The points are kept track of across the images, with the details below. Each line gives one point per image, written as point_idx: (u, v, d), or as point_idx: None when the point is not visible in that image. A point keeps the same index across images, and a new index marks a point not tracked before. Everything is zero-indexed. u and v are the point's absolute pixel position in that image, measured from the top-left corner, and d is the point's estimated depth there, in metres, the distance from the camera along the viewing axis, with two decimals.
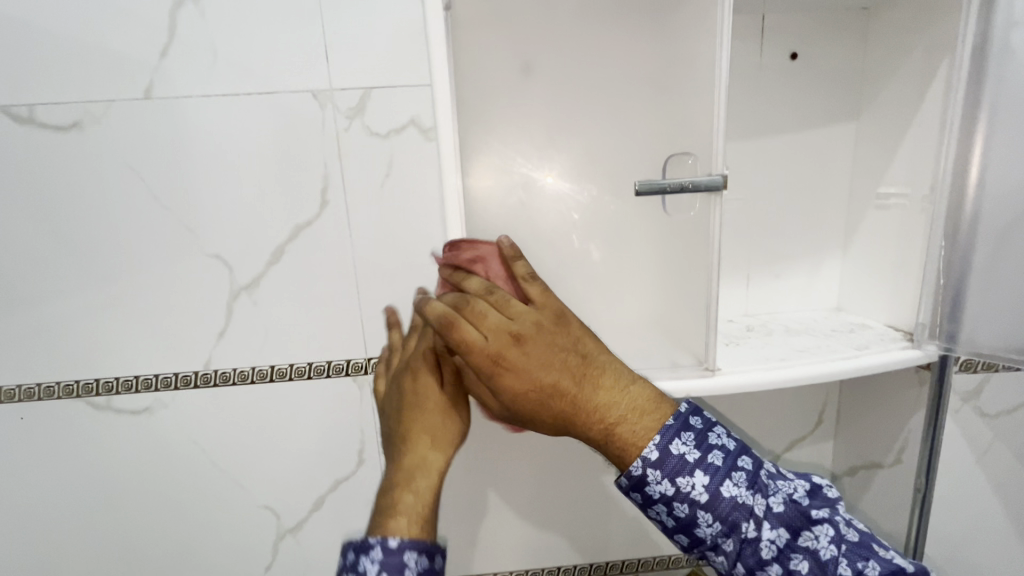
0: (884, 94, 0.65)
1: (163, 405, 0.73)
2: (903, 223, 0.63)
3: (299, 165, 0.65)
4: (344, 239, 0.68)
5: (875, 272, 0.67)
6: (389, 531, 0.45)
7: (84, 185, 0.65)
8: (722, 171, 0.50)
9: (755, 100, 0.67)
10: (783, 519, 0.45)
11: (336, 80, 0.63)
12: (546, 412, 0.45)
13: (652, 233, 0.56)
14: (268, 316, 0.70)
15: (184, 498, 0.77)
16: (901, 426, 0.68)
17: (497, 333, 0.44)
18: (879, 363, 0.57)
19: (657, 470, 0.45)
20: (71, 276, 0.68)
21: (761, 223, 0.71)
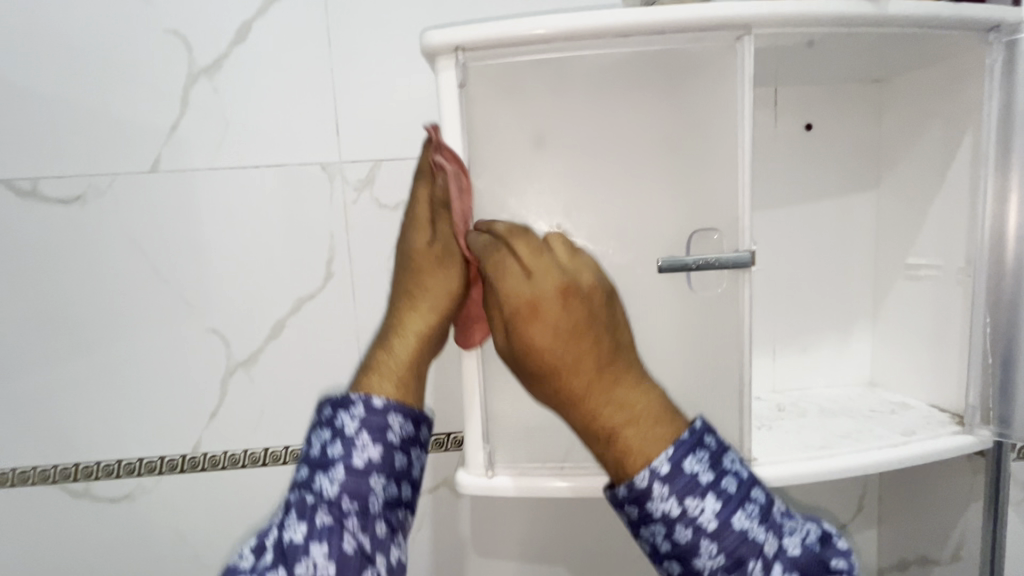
0: (905, 164, 0.63)
1: (145, 492, 0.67)
2: (937, 296, 0.59)
3: (305, 236, 0.63)
4: (348, 312, 0.65)
5: (910, 347, 0.63)
6: (374, 392, 0.47)
7: (81, 258, 0.63)
8: (750, 247, 0.47)
9: (771, 169, 0.66)
10: (795, 564, 0.41)
11: (347, 153, 0.62)
12: (556, 381, 0.43)
13: (676, 310, 0.53)
14: (265, 394, 0.66)
15: None
16: (956, 518, 0.62)
17: (545, 277, 0.44)
18: (930, 451, 0.52)
19: (665, 485, 0.41)
20: (58, 351, 0.64)
21: (784, 294, 0.68)
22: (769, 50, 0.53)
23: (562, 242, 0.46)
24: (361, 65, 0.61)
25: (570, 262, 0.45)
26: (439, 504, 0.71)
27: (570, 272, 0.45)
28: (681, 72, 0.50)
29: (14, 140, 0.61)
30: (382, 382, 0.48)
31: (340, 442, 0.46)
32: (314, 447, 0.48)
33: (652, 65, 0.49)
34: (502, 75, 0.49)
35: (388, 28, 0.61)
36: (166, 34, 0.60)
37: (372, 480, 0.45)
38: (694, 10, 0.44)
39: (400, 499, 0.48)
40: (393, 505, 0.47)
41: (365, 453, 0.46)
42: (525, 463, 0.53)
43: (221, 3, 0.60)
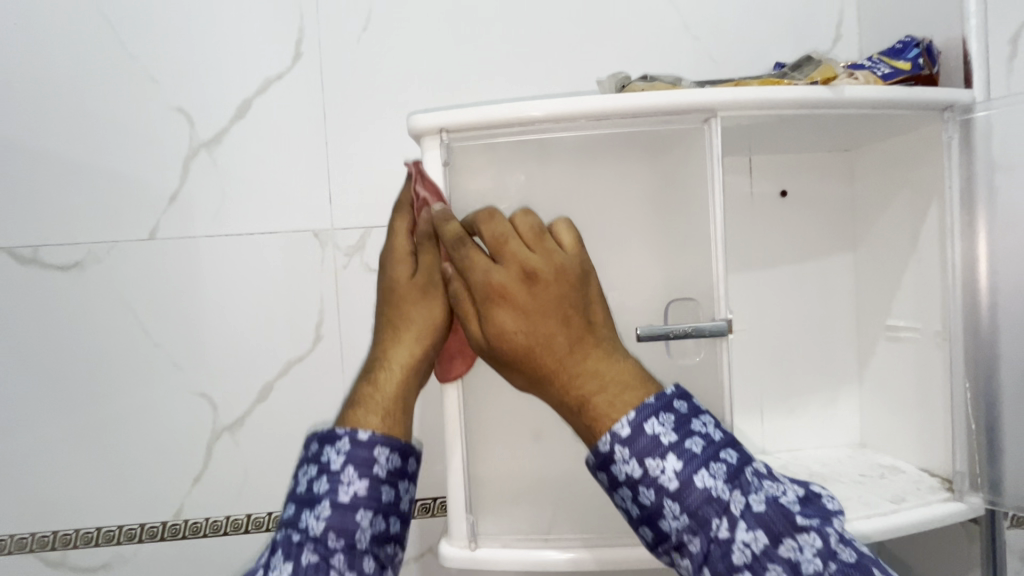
0: (878, 229, 0.65)
1: (123, 561, 0.66)
2: (919, 359, 0.60)
3: (296, 300, 0.65)
4: (336, 375, 0.65)
5: (897, 409, 0.63)
6: (359, 424, 0.45)
7: (76, 323, 0.64)
8: (726, 316, 0.48)
9: (750, 233, 0.68)
10: (762, 522, 0.38)
11: (339, 221, 0.65)
12: (528, 361, 0.44)
13: (658, 376, 0.53)
14: (251, 457, 0.65)
15: None
16: None
17: (510, 266, 0.44)
18: (919, 519, 0.51)
19: (625, 447, 0.41)
20: (44, 415, 0.64)
21: (769, 355, 0.68)
22: (739, 128, 0.56)
23: (527, 226, 0.46)
24: (354, 139, 0.65)
25: (538, 247, 0.45)
26: (425, 571, 0.69)
27: (539, 255, 0.45)
28: (657, 148, 0.53)
29: (20, 210, 0.64)
30: (370, 416, 0.46)
31: (325, 477, 0.43)
32: (301, 484, 0.44)
33: (627, 143, 0.52)
34: (487, 155, 0.52)
35: (381, 105, 0.65)
36: (171, 111, 0.64)
37: (359, 516, 0.42)
38: (664, 97, 0.47)
39: (389, 535, 0.44)
40: (382, 540, 0.43)
41: (351, 487, 0.43)
42: (510, 534, 0.53)
43: (224, 84, 0.64)
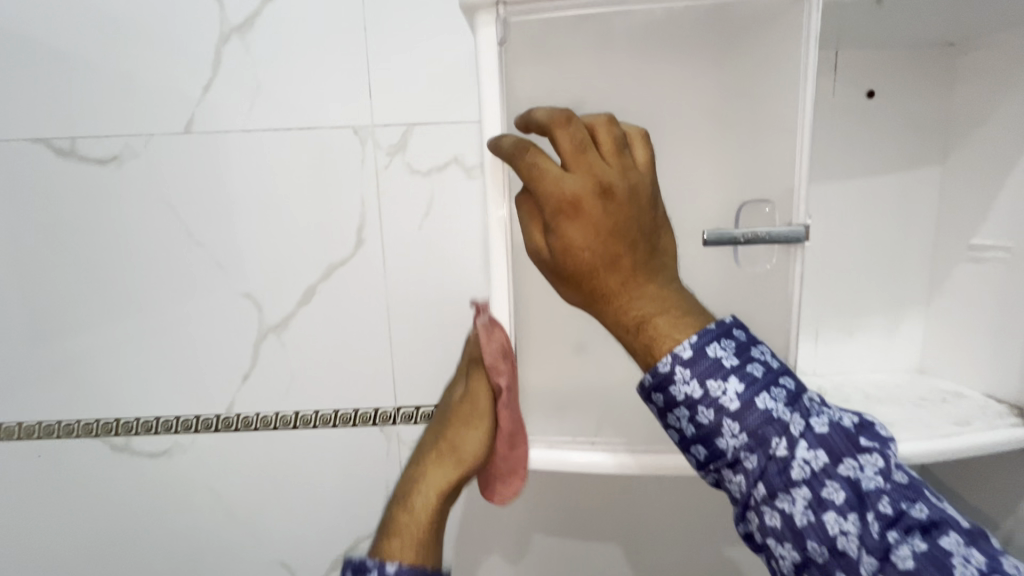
0: (976, 137, 0.58)
1: (181, 449, 0.69)
2: (1005, 279, 0.55)
3: (336, 201, 0.63)
4: (378, 280, 0.64)
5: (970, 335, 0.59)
6: (389, 552, 0.46)
7: (119, 220, 0.64)
8: (804, 221, 0.44)
9: (826, 139, 0.62)
10: (824, 442, 0.37)
11: (379, 117, 0.61)
12: (590, 279, 0.40)
13: (716, 288, 0.50)
14: (296, 357, 0.66)
15: (196, 548, 0.72)
16: (1004, 513, 0.58)
17: (585, 175, 0.39)
18: (988, 442, 0.49)
19: (686, 368, 0.38)
20: (98, 310, 0.66)
21: (832, 274, 0.64)
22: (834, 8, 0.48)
23: (610, 135, 0.40)
24: (395, 25, 0.59)
25: (614, 159, 0.40)
26: None
27: (614, 168, 0.39)
28: (735, 34, 0.47)
29: (53, 99, 0.61)
30: (402, 546, 0.47)
31: None
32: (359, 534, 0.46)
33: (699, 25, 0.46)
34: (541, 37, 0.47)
35: None
36: None
37: None
38: None
39: None
40: None
41: None
42: (554, 436, 0.53)
43: None
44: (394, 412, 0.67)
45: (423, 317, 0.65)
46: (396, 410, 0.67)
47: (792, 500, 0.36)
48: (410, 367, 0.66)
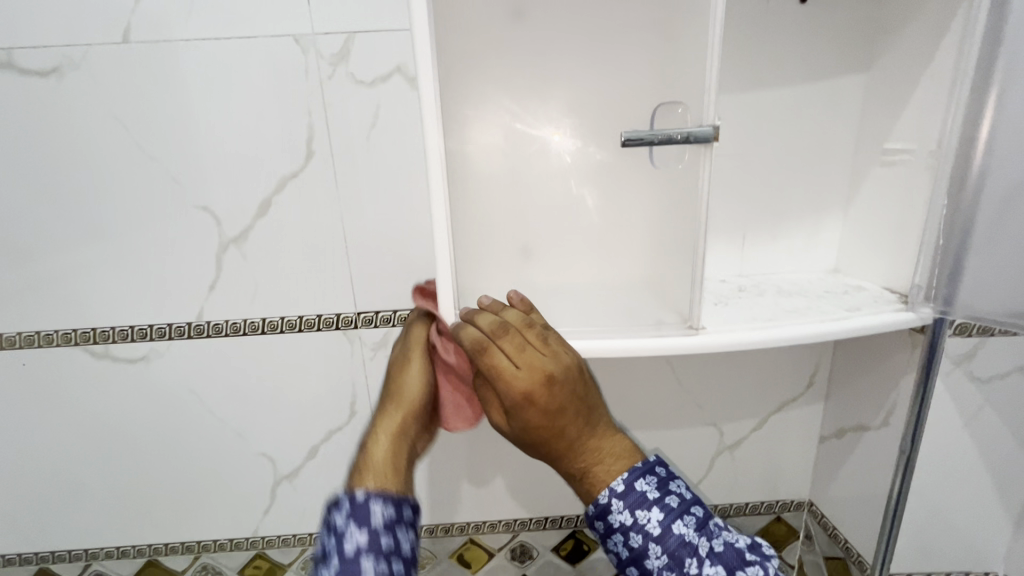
0: (897, 42, 0.60)
1: (159, 354, 0.74)
2: (909, 179, 0.60)
3: (283, 114, 0.64)
4: (331, 193, 0.67)
5: (875, 234, 0.65)
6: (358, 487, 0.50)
7: (69, 134, 0.64)
8: (713, 121, 0.48)
9: (760, 47, 0.63)
10: (721, 559, 0.47)
11: (319, 25, 0.61)
12: (546, 444, 0.50)
13: (637, 187, 0.56)
14: (258, 267, 0.70)
15: (183, 444, 0.79)
16: (890, 389, 0.67)
17: (531, 371, 0.47)
18: (869, 323, 0.56)
19: (621, 500, 0.50)
20: (61, 224, 0.68)
21: (759, 182, 0.68)
22: None
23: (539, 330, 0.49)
24: None
25: (548, 349, 0.48)
26: None
27: (550, 357, 0.48)
28: None
29: None
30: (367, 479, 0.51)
31: (333, 536, 0.47)
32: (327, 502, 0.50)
33: None
34: None
35: None
36: None
37: (372, 505, 0.48)
38: None
39: (404, 519, 0.49)
40: (398, 525, 0.48)
41: (355, 538, 0.46)
42: None
43: None
44: (355, 317, 0.72)
45: (376, 228, 0.68)
46: (356, 315, 0.72)
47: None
48: (367, 275, 0.70)
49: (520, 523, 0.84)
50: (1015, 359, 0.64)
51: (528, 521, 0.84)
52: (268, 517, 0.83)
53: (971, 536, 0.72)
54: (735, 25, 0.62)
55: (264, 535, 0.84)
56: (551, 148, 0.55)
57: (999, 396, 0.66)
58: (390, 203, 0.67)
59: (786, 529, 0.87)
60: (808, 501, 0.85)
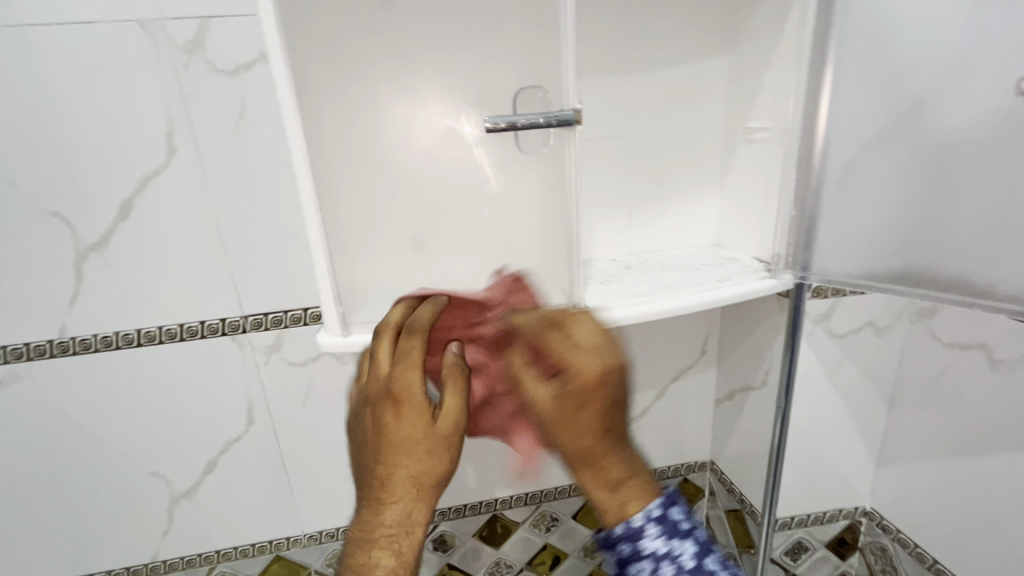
0: (752, 25, 0.64)
1: (16, 378, 0.67)
2: (769, 154, 0.64)
3: (136, 106, 0.59)
4: (203, 190, 0.63)
5: (741, 209, 0.70)
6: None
7: None
8: (574, 106, 0.51)
9: (632, 31, 0.66)
10: None
11: (170, 11, 0.57)
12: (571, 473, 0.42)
13: (517, 174, 0.56)
14: (126, 275, 0.64)
15: (59, 472, 0.72)
16: (766, 353, 0.73)
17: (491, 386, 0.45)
18: (737, 291, 0.60)
19: (655, 528, 0.43)
20: None
21: (638, 162, 0.71)
22: None
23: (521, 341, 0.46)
24: None
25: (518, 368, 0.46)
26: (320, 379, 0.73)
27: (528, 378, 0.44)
28: None
29: None
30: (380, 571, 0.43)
31: None
32: None
33: None
34: None
35: None
36: None
37: None
38: None
39: None
40: None
41: None
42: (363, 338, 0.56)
43: None
44: (242, 321, 0.68)
45: (258, 227, 0.65)
46: (244, 319, 0.68)
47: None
48: (252, 276, 0.67)
49: (440, 513, 0.84)
50: (862, 314, 0.73)
51: (447, 510, 0.84)
52: (167, 540, 0.78)
53: (841, 474, 0.81)
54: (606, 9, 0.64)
55: (166, 559, 0.79)
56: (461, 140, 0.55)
57: (854, 348, 0.75)
58: (269, 200, 0.64)
59: (692, 489, 0.92)
60: (710, 460, 0.91)
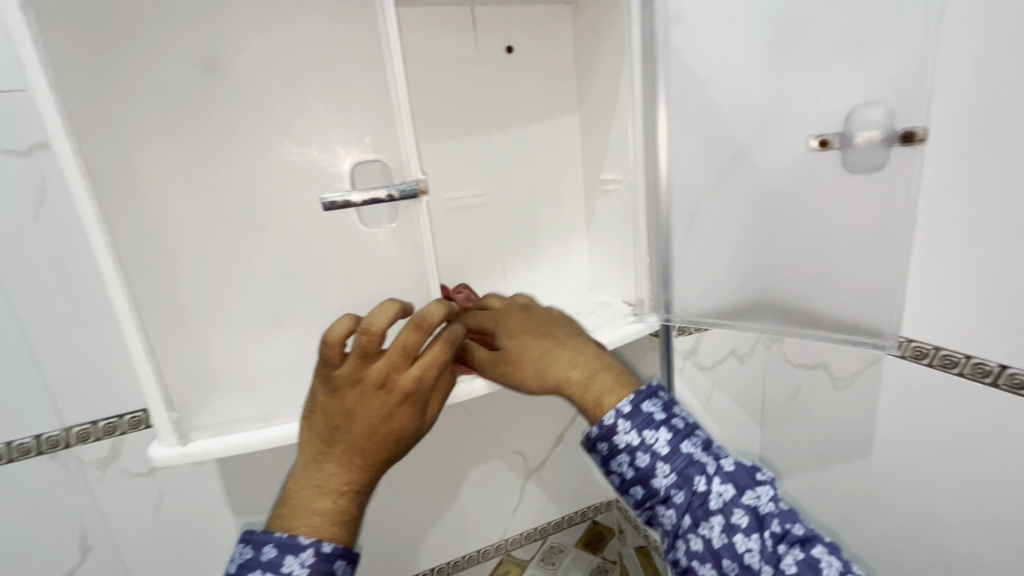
0: (800, 85, 0.62)
1: (130, 446, 0.76)
2: (821, 213, 0.64)
3: (230, 213, 0.67)
4: (289, 274, 0.70)
5: (814, 283, 0.66)
6: (604, 407, 0.58)
7: (18, 251, 0.66)
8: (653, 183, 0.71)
9: (684, 102, 0.68)
10: (731, 478, 0.53)
11: (269, 132, 0.67)
12: (522, 357, 0.61)
13: (605, 236, 0.85)
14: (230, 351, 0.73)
15: (178, 523, 0.82)
16: (842, 373, 0.81)
17: (392, 363, 0.55)
18: (843, 336, 0.64)
19: (627, 421, 0.56)
20: (10, 339, 0.68)
21: (695, 222, 0.72)
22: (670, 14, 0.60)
23: (413, 330, 0.55)
24: (274, 42, 0.65)
25: (393, 353, 0.55)
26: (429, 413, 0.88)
27: (401, 367, 0.55)
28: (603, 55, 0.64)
29: None
30: (608, 399, 0.58)
31: (636, 451, 0.56)
32: (625, 473, 0.57)
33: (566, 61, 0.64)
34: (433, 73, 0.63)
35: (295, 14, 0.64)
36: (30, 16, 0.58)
37: (656, 477, 0.55)
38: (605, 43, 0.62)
39: (677, 503, 0.53)
40: (674, 465, 0.54)
41: (658, 442, 0.56)
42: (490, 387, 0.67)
43: None
44: None
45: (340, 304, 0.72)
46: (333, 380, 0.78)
47: (710, 525, 0.51)
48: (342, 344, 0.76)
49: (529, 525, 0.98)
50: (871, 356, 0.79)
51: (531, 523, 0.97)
52: None
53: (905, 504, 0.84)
54: (655, 85, 0.68)
55: None
56: (558, 223, 0.89)
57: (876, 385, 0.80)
58: (354, 279, 0.72)
59: None
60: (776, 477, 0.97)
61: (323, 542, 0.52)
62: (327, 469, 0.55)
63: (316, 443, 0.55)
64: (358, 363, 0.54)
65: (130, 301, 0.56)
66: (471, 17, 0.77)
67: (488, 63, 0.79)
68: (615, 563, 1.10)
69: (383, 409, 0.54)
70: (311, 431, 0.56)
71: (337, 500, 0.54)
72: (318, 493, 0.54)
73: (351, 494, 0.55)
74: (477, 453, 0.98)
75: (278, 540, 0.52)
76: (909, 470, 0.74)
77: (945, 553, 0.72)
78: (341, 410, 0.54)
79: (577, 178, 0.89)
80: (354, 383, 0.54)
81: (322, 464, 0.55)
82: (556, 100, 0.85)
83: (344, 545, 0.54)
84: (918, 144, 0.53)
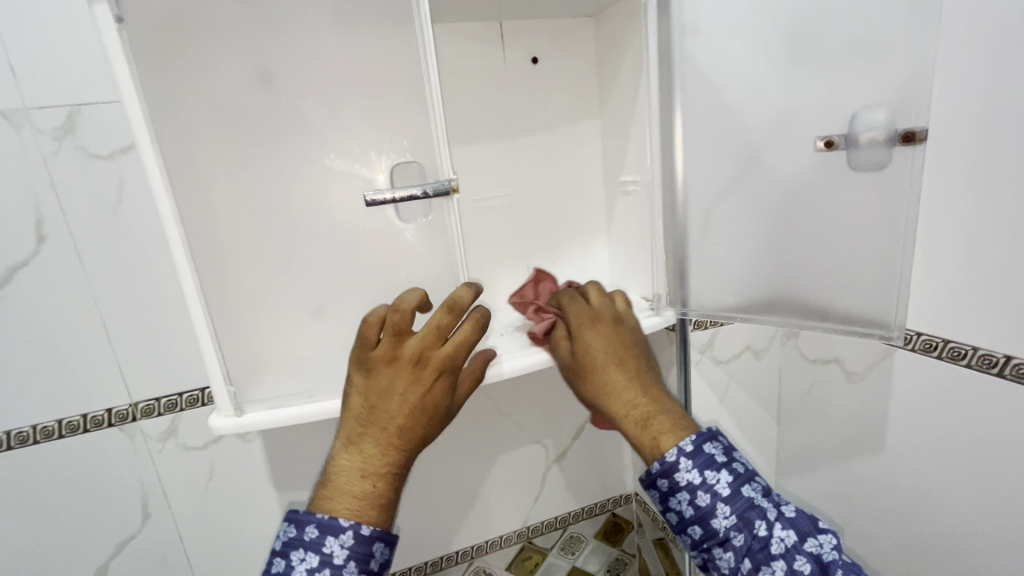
0: (809, 89, 0.66)
1: (187, 422, 0.84)
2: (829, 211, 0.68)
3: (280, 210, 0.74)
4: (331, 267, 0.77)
5: (823, 276, 0.69)
6: (665, 446, 0.62)
7: (99, 243, 0.75)
8: (668, 184, 0.76)
9: (699, 107, 0.72)
10: (794, 524, 0.59)
11: (315, 137, 0.74)
12: (598, 373, 0.67)
13: (624, 234, 0.89)
14: None
15: (226, 495, 0.90)
16: (856, 368, 0.83)
17: (426, 341, 0.62)
18: (845, 328, 0.67)
19: (689, 459, 0.61)
20: (89, 322, 0.77)
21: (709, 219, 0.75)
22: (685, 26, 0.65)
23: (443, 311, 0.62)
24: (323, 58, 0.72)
25: (425, 333, 0.62)
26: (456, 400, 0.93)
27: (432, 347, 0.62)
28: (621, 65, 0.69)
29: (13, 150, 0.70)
30: (667, 438, 0.63)
31: (698, 491, 0.61)
32: (683, 510, 0.62)
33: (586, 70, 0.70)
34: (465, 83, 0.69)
35: (343, 33, 0.72)
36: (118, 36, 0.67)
37: (717, 517, 0.60)
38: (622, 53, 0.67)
39: (737, 545, 0.59)
40: (734, 509, 0.60)
41: (721, 484, 0.61)
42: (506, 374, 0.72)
43: None
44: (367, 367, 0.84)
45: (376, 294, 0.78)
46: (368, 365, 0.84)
47: (772, 570, 0.57)
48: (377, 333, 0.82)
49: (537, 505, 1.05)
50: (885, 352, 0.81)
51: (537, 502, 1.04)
52: None
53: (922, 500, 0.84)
54: (672, 92, 0.72)
55: None
56: (579, 224, 0.94)
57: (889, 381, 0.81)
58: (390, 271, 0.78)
59: None
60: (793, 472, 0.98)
61: (361, 524, 0.58)
62: (365, 452, 0.60)
63: (354, 426, 0.61)
64: (391, 343, 0.61)
65: (197, 287, 0.64)
66: (501, 32, 0.83)
67: (515, 74, 0.85)
68: (632, 556, 1.16)
69: (411, 387, 0.60)
70: (350, 414, 0.62)
71: (375, 482, 0.59)
72: (358, 476, 0.59)
73: (388, 476, 0.60)
74: (500, 442, 1.03)
75: (319, 521, 0.58)
76: (921, 463, 0.76)
77: (960, 547, 0.73)
78: (377, 388, 0.61)
79: (599, 181, 0.94)
80: (389, 362, 0.61)
81: (360, 447, 0.60)
82: (579, 107, 0.90)
83: (381, 528, 0.59)
84: (918, 143, 0.58)
